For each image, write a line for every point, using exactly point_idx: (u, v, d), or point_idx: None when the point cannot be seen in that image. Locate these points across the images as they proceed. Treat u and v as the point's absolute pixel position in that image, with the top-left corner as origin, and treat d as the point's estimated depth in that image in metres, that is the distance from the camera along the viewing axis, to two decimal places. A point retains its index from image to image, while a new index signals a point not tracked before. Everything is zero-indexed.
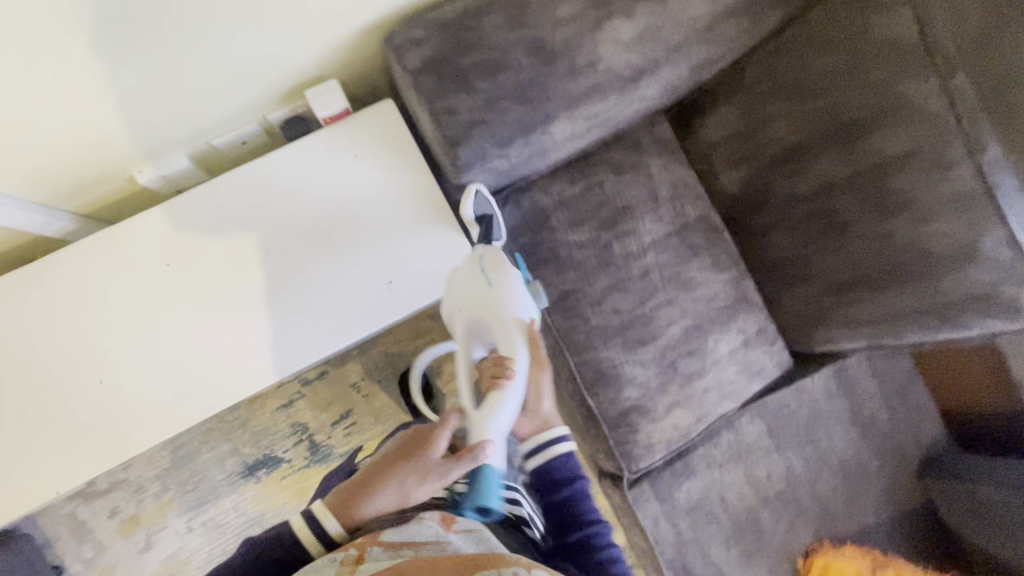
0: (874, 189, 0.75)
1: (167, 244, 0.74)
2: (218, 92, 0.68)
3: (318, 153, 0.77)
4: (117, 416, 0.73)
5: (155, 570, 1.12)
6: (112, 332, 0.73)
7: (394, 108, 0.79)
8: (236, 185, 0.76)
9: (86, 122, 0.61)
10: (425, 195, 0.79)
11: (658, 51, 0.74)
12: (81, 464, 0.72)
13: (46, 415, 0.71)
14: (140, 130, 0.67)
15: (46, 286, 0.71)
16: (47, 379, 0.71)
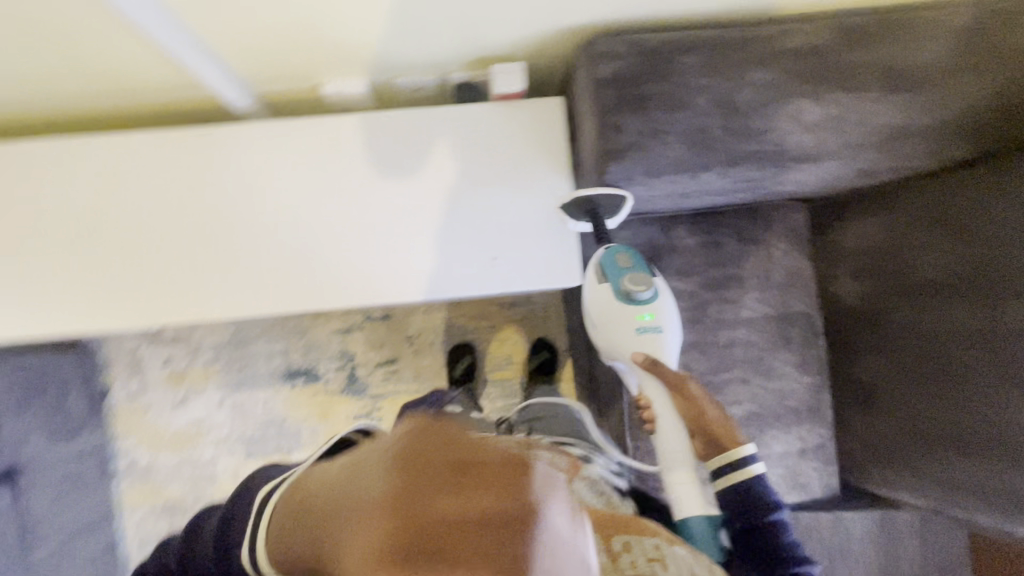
0: (992, 354, 0.69)
1: (326, 153, 0.81)
2: (424, 39, 0.73)
3: (481, 121, 0.82)
4: (230, 282, 0.81)
5: (179, 427, 1.20)
6: (251, 209, 0.81)
7: (562, 106, 0.83)
8: (399, 122, 0.81)
9: (314, 25, 0.68)
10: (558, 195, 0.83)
11: (833, 143, 0.73)
12: (187, 309, 0.81)
13: (174, 256, 0.80)
14: (347, 47, 0.73)
15: (213, 147, 0.79)
16: (188, 228, 0.80)
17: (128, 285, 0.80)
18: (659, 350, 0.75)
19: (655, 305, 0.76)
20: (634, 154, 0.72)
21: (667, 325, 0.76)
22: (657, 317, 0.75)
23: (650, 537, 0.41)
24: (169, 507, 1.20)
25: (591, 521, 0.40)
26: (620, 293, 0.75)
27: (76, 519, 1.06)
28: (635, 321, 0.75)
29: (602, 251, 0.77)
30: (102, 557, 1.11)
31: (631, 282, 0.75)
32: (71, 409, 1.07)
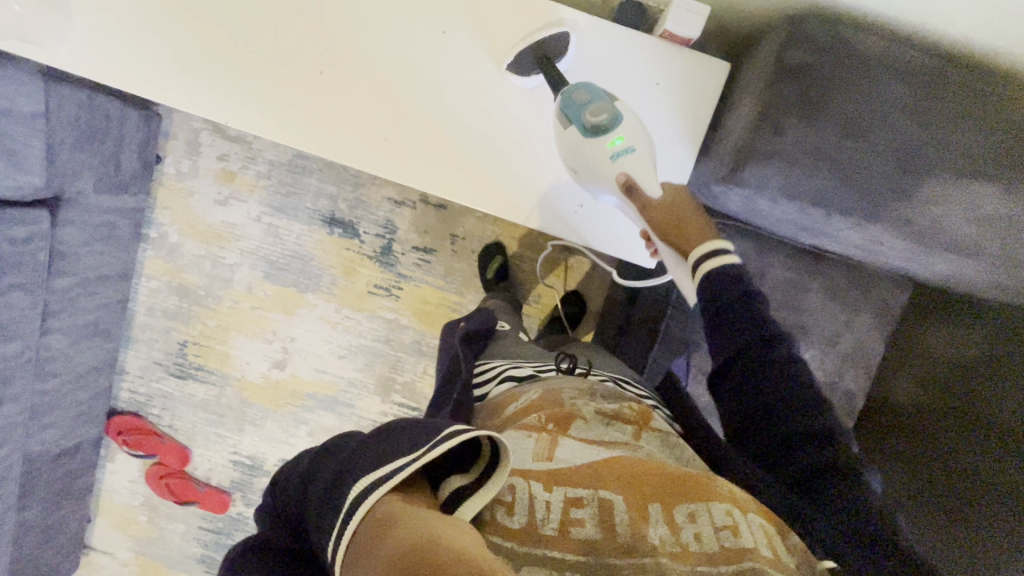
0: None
1: (461, 15, 0.72)
2: None
3: (632, 56, 0.73)
4: (320, 117, 0.74)
5: (213, 223, 1.22)
6: (362, 43, 0.73)
7: (724, 75, 0.73)
8: (549, 19, 0.72)
9: None
10: (676, 169, 0.75)
11: (993, 247, 0.64)
12: (267, 129, 0.75)
13: (266, 59, 0.73)
14: None
15: None
16: (294, 39, 0.73)
17: (217, 78, 0.73)
18: (641, 168, 0.66)
19: (622, 126, 0.66)
20: (779, 165, 0.63)
21: (643, 142, 0.67)
22: (627, 137, 0.66)
23: (723, 504, 0.51)
24: (182, 290, 1.25)
25: (658, 491, 0.52)
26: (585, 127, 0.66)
27: (99, 266, 1.10)
28: (605, 149, 0.66)
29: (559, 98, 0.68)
30: (112, 307, 1.17)
31: (593, 114, 0.66)
32: (123, 164, 1.07)
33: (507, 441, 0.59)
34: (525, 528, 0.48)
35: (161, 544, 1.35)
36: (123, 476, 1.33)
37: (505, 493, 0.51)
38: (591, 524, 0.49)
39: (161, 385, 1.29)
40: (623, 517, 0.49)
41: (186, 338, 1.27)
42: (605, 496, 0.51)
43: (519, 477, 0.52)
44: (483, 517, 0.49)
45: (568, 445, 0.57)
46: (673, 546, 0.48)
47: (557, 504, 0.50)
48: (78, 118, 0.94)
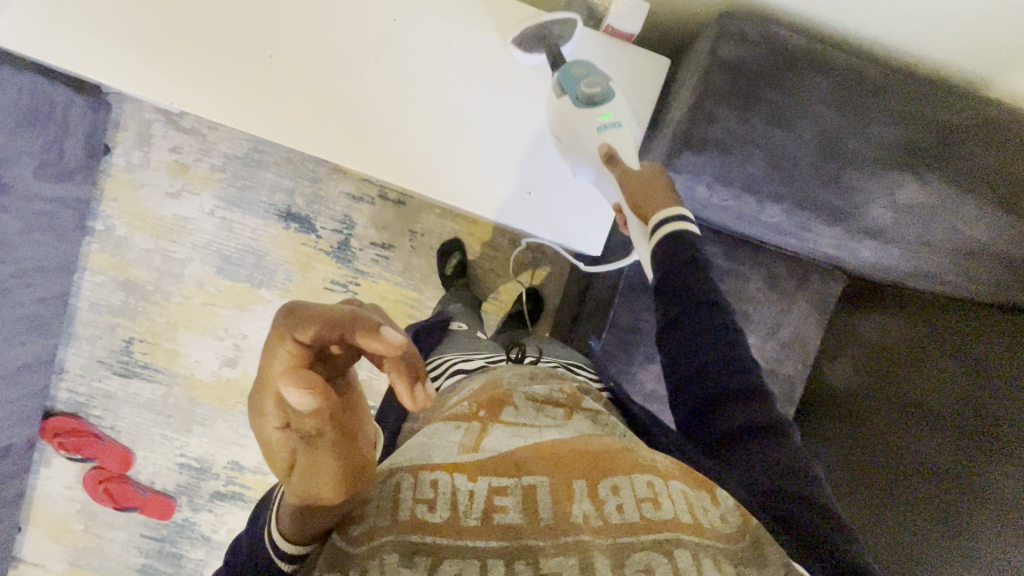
0: (919, 480, 0.74)
1: (410, 6, 0.74)
2: None
3: (576, 48, 0.76)
4: (268, 101, 0.74)
5: (164, 217, 1.19)
6: (311, 28, 0.73)
7: (663, 70, 0.76)
8: (495, 11, 0.75)
9: None
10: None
11: (910, 235, 0.68)
12: (213, 111, 0.74)
13: (216, 40, 0.73)
14: None
15: None
16: (245, 23, 0.73)
17: (164, 58, 0.72)
18: (620, 138, 0.69)
19: (614, 104, 0.70)
20: (712, 153, 0.66)
21: (627, 121, 0.70)
22: (617, 114, 0.69)
23: (645, 477, 0.51)
24: (129, 285, 1.21)
25: (585, 468, 0.52)
26: (579, 100, 0.69)
27: (37, 256, 1.05)
28: (596, 121, 0.69)
29: (557, 71, 0.71)
30: (51, 301, 1.12)
31: (588, 87, 0.69)
32: (67, 151, 1.04)
33: (434, 435, 0.57)
34: (448, 521, 0.46)
35: (98, 555, 1.29)
36: (58, 483, 1.26)
37: (426, 490, 0.49)
38: (515, 510, 0.48)
39: (103, 384, 1.24)
40: (546, 499, 0.49)
41: (132, 335, 1.23)
42: (529, 481, 0.50)
43: (440, 470, 0.51)
44: (404, 517, 0.46)
45: (496, 433, 0.57)
46: (596, 521, 0.47)
47: (482, 492, 0.49)
48: (20, 101, 0.91)
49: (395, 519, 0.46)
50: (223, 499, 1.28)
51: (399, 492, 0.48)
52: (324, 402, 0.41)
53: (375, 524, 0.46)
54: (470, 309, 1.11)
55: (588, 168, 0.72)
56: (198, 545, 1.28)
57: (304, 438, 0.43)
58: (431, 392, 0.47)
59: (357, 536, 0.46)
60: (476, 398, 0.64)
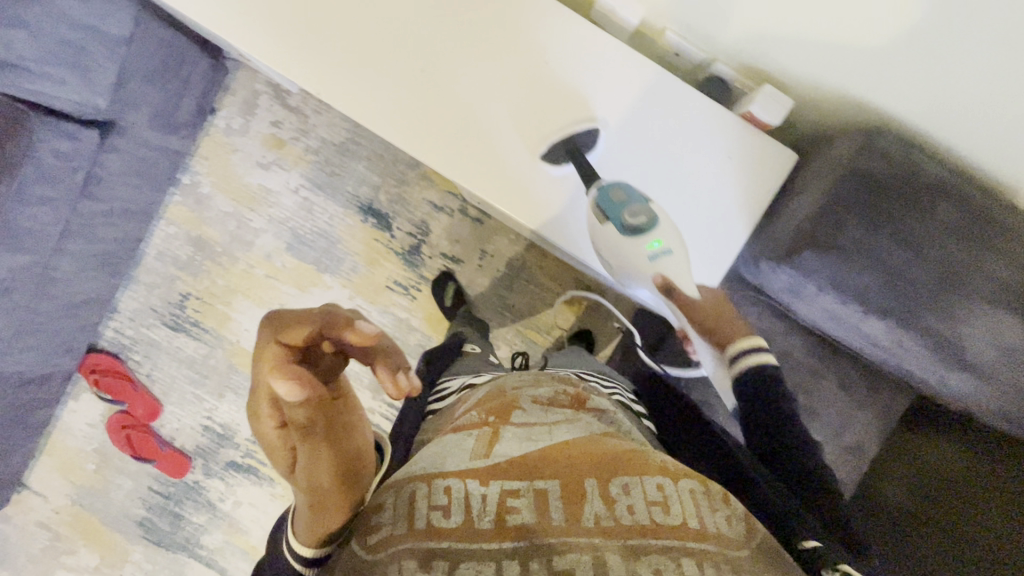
0: None
1: (544, 44, 0.79)
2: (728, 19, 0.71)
3: (708, 125, 0.78)
4: (392, 103, 0.79)
5: (250, 184, 1.21)
6: (453, 48, 0.79)
7: (790, 164, 0.78)
8: (635, 73, 0.79)
9: None
10: (720, 240, 0.79)
11: (1007, 379, 0.69)
12: (339, 89, 0.78)
13: (363, 40, 0.78)
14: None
15: None
16: (391, 31, 0.78)
17: (318, 43, 0.78)
18: (674, 270, 0.73)
19: (660, 229, 0.73)
20: (833, 256, 0.68)
21: (678, 245, 0.73)
22: (665, 240, 0.73)
23: (655, 478, 0.52)
24: (200, 242, 1.23)
25: (594, 468, 0.52)
26: (621, 228, 0.72)
27: (128, 199, 1.07)
28: (645, 250, 0.72)
29: (595, 191, 0.74)
30: (127, 243, 1.14)
31: (631, 215, 0.72)
32: (183, 106, 1.07)
33: (443, 443, 0.58)
34: (463, 526, 0.48)
35: (103, 498, 1.28)
36: (81, 418, 1.27)
37: (438, 497, 0.50)
38: (527, 510, 0.49)
39: (150, 332, 1.25)
40: (558, 502, 0.49)
41: (190, 291, 1.24)
42: (541, 484, 0.51)
43: (452, 478, 0.51)
44: (420, 527, 0.47)
45: (507, 437, 0.57)
46: (607, 522, 0.48)
47: (493, 497, 0.50)
48: (157, 53, 0.94)
49: (410, 529, 0.47)
50: (237, 470, 1.28)
51: (415, 500, 0.50)
52: (308, 390, 0.50)
53: (391, 532, 0.48)
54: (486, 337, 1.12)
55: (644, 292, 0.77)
56: (202, 510, 1.28)
57: (300, 424, 0.51)
58: (412, 381, 0.53)
59: (374, 546, 0.48)
60: (487, 405, 0.65)
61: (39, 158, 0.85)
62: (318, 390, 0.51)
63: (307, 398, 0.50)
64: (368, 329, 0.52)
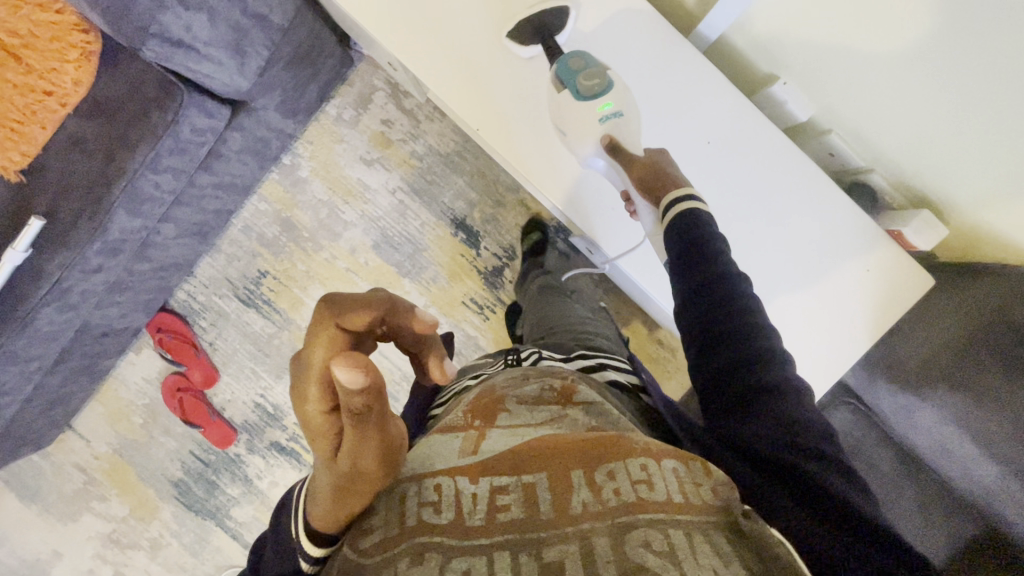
0: None
1: (677, 83, 0.80)
2: (885, 128, 0.73)
3: (854, 234, 0.78)
4: (474, 83, 0.80)
5: (349, 177, 1.21)
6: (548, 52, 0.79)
7: (925, 289, 0.77)
8: (796, 170, 0.79)
9: (857, 43, 0.67)
10: (845, 359, 0.80)
11: None
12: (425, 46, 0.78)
13: (461, 25, 0.79)
14: (829, 74, 0.73)
15: (648, 39, 0.79)
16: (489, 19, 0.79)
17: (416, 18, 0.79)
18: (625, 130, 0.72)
19: (614, 92, 0.73)
20: (960, 390, 0.71)
21: (629, 107, 0.73)
22: (618, 103, 0.72)
23: (639, 459, 0.46)
24: (288, 224, 1.23)
25: (581, 453, 0.46)
26: (577, 92, 0.73)
27: (238, 175, 1.07)
28: (597, 111, 0.72)
29: (555, 64, 0.74)
30: (223, 215, 1.14)
31: (588, 78, 0.72)
32: (308, 94, 1.07)
33: (427, 446, 0.51)
34: (454, 522, 0.41)
35: (143, 452, 1.29)
36: (139, 371, 1.28)
37: (429, 494, 0.44)
38: (518, 503, 0.43)
39: (222, 301, 1.26)
40: (547, 493, 0.43)
41: (268, 269, 1.24)
42: (530, 476, 0.45)
43: (444, 474, 0.45)
44: (406, 524, 0.41)
45: (495, 434, 0.50)
46: (595, 506, 0.43)
47: (484, 493, 0.44)
48: (303, 43, 0.94)
49: (401, 526, 0.41)
50: (279, 452, 1.28)
51: (403, 504, 0.43)
52: (377, 376, 0.38)
53: (382, 534, 0.41)
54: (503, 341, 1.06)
55: (598, 161, 0.74)
56: (238, 483, 1.29)
57: (352, 413, 0.39)
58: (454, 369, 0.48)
59: (367, 551, 0.41)
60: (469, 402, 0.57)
61: (178, 130, 0.84)
62: (387, 377, 0.39)
63: (375, 385, 0.38)
64: (429, 315, 0.44)
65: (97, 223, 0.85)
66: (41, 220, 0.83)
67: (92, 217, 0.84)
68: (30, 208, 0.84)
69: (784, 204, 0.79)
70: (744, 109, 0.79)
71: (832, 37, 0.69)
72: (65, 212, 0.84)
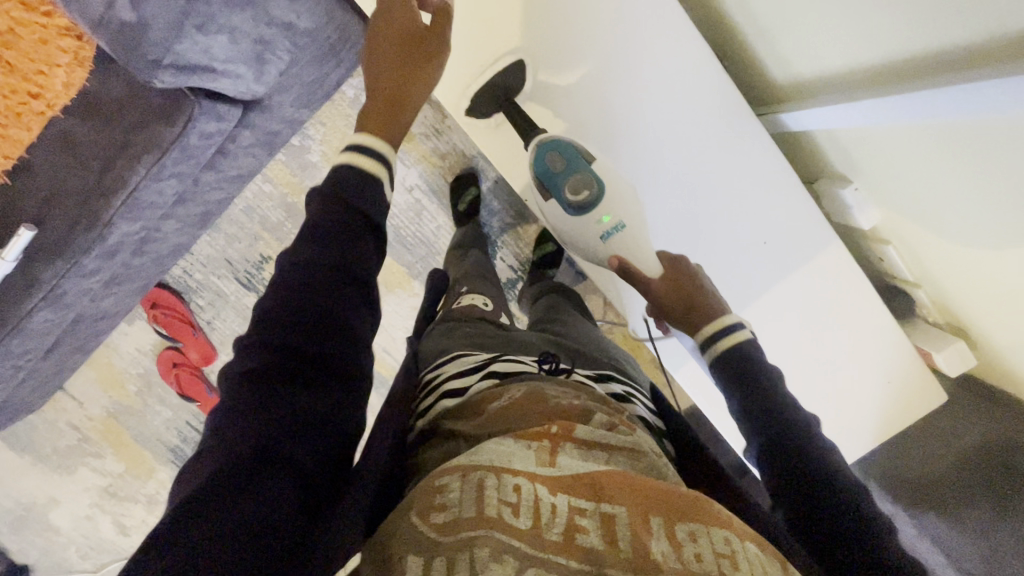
0: None
1: (743, 179, 0.78)
2: (966, 268, 0.66)
3: (885, 347, 0.79)
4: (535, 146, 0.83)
5: None
6: (626, 133, 0.79)
7: (935, 403, 0.80)
8: (844, 281, 0.79)
9: (961, 181, 0.58)
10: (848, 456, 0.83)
11: None
12: (481, 31, 0.76)
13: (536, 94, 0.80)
14: (922, 199, 0.64)
15: (723, 132, 0.78)
16: (569, 92, 0.79)
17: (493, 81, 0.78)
18: (628, 247, 0.71)
19: (607, 201, 0.72)
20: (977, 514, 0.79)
21: (631, 216, 0.72)
22: (615, 212, 0.72)
23: (723, 529, 0.41)
24: (295, 210, 1.15)
25: (661, 497, 0.42)
26: (563, 199, 0.73)
27: (246, 166, 0.96)
28: (594, 225, 0.72)
29: (533, 154, 0.74)
30: (226, 203, 1.04)
31: (573, 188, 0.72)
32: (328, 82, 0.93)
33: (499, 442, 0.46)
34: (530, 532, 0.39)
35: (139, 419, 1.30)
36: (132, 342, 1.24)
37: (508, 493, 0.40)
38: (596, 534, 0.40)
39: (220, 282, 1.20)
40: (627, 530, 0.40)
41: (271, 255, 1.18)
42: (607, 507, 0.41)
43: (523, 476, 0.42)
44: (484, 514, 0.39)
45: (571, 453, 0.45)
46: (674, 564, 0.38)
47: (562, 507, 0.41)
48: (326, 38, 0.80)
49: (479, 515, 0.39)
50: None
51: (482, 490, 0.40)
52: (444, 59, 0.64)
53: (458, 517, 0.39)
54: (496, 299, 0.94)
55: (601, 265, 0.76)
56: None
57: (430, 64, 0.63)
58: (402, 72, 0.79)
59: (439, 528, 0.39)
60: (540, 405, 0.51)
61: (186, 138, 0.74)
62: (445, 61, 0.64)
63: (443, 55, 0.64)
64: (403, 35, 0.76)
65: (95, 234, 0.77)
66: (32, 230, 0.74)
67: (89, 228, 0.76)
68: (17, 214, 0.75)
69: (822, 310, 0.80)
70: (804, 218, 0.78)
71: (936, 167, 0.59)
72: (57, 221, 0.76)
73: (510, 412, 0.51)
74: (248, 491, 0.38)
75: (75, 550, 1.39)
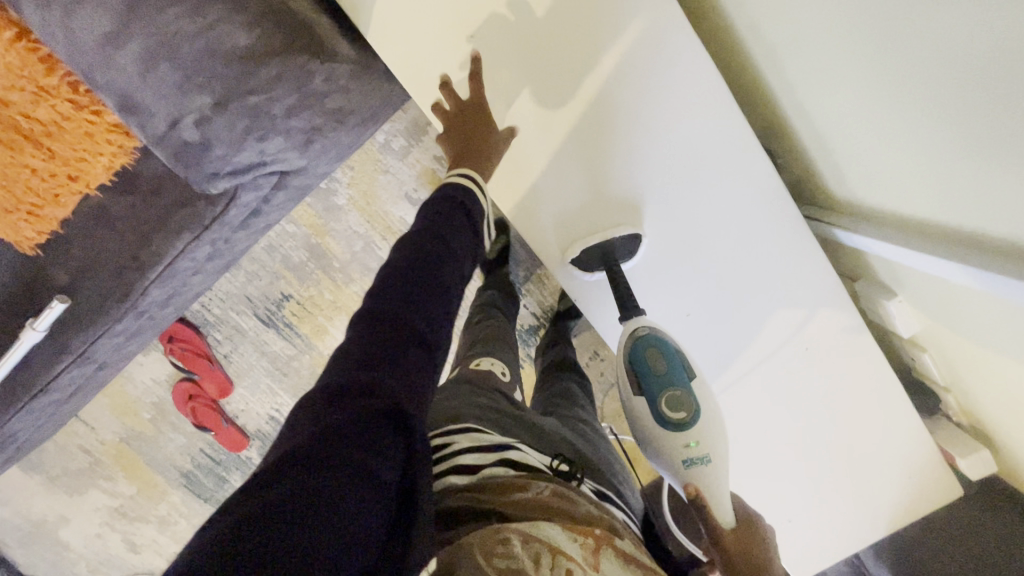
0: None
1: (792, 285, 0.77)
2: (988, 396, 0.70)
3: (909, 447, 0.81)
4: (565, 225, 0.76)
5: (390, 213, 1.10)
6: (677, 233, 0.75)
7: (952, 496, 0.82)
8: (880, 386, 0.79)
9: (984, 341, 0.62)
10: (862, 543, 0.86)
11: None
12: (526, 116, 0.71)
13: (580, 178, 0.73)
14: (952, 336, 0.68)
15: (777, 238, 0.75)
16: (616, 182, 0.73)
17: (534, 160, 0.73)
18: (708, 483, 0.68)
19: (699, 428, 0.69)
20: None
21: (716, 451, 0.69)
22: (705, 445, 0.69)
23: None
24: (318, 251, 1.13)
25: None
26: (654, 407, 0.70)
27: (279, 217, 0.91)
28: (681, 450, 0.69)
29: (630, 339, 0.71)
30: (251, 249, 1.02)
31: (669, 401, 0.69)
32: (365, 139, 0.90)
33: (546, 529, 0.46)
34: None
35: (152, 445, 1.30)
36: (147, 371, 1.23)
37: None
38: None
39: (239, 318, 1.18)
40: None
41: (292, 294, 1.16)
42: None
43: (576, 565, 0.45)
44: None
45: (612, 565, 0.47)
46: None
47: None
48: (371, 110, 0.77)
49: None
50: None
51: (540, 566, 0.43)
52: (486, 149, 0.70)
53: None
54: (511, 366, 0.90)
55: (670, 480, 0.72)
56: None
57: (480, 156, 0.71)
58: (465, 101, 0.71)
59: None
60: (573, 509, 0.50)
61: (226, 215, 0.72)
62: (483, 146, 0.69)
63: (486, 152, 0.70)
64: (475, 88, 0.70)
65: (127, 304, 0.75)
66: (64, 301, 0.72)
67: (121, 300, 0.74)
68: (51, 284, 0.74)
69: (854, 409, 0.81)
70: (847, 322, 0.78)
71: (965, 317, 0.63)
72: (90, 292, 0.74)
73: (551, 510, 0.49)
74: (318, 475, 0.35)
75: (84, 566, 1.40)
